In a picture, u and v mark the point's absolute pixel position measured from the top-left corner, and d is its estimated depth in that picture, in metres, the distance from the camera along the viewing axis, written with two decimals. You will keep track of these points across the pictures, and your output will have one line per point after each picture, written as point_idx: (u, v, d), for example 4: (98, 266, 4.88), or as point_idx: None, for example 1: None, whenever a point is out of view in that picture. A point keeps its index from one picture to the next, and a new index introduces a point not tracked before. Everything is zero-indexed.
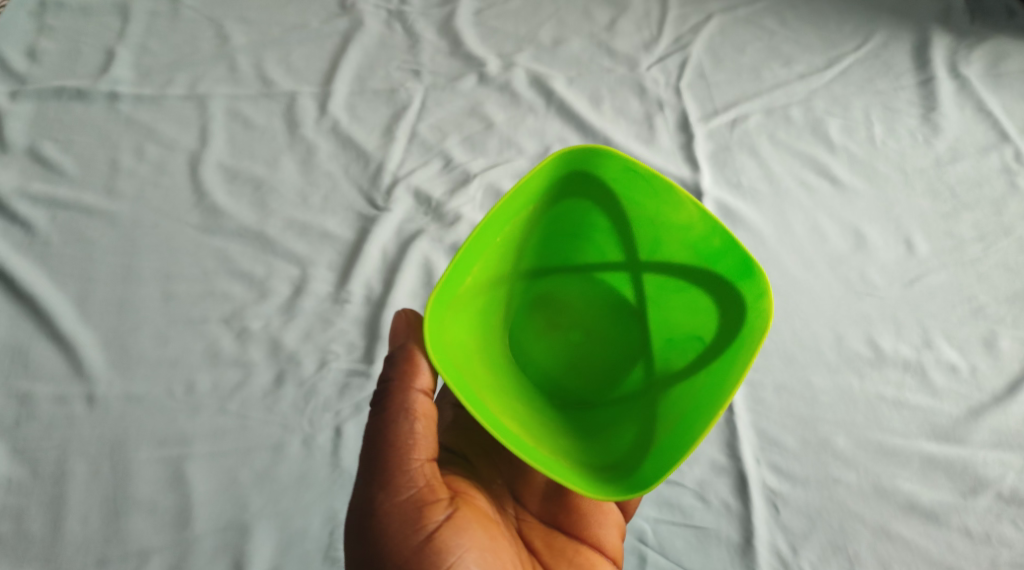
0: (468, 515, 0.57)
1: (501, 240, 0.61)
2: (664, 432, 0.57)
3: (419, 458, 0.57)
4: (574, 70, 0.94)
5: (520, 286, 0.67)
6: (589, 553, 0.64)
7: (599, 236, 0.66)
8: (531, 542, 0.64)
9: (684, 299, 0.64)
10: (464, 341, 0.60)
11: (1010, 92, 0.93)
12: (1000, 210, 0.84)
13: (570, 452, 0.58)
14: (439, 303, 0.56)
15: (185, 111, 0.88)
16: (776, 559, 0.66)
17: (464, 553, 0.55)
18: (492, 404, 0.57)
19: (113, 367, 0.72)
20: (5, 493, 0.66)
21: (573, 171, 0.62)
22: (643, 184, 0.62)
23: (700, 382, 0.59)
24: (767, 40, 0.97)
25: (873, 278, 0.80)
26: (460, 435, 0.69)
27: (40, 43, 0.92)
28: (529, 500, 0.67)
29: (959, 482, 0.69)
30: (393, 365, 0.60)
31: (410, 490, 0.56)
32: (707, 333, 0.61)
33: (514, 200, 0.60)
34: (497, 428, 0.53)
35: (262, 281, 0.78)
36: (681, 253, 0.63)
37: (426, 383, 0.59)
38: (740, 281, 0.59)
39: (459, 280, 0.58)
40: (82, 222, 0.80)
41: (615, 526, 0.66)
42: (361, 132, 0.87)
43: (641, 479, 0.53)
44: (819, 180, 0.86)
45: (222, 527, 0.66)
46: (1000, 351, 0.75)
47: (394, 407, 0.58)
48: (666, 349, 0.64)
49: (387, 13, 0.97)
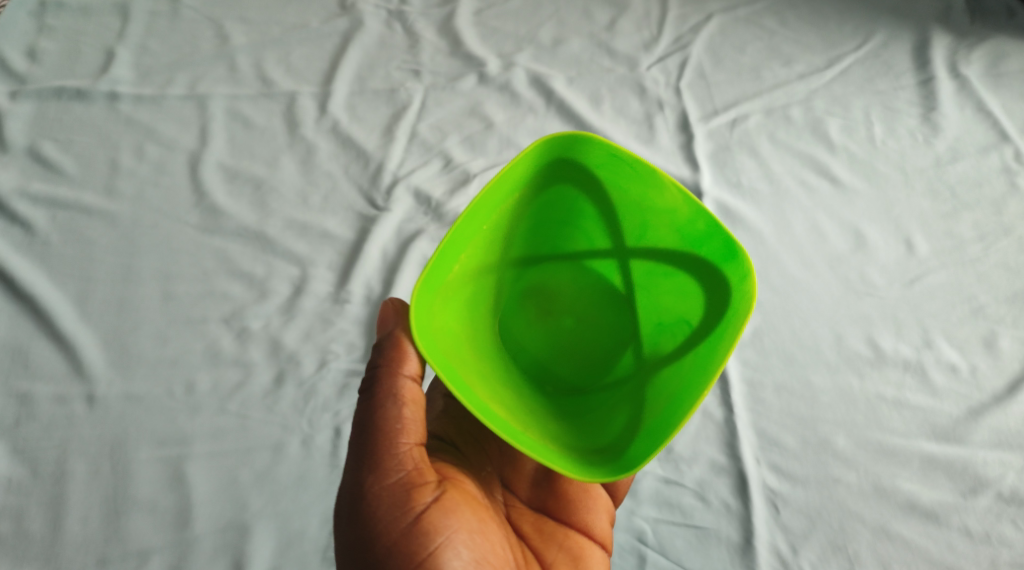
0: (457, 497, 0.57)
1: (489, 228, 0.61)
2: (654, 414, 0.57)
3: (408, 442, 0.57)
4: (575, 70, 0.94)
5: (510, 275, 0.67)
6: (578, 537, 0.64)
7: (587, 223, 0.66)
8: (521, 527, 0.64)
9: (672, 284, 0.64)
10: (454, 328, 0.60)
11: (1010, 92, 0.93)
12: (1000, 209, 0.84)
13: (560, 437, 0.58)
14: (428, 290, 0.55)
15: (185, 111, 0.88)
16: (776, 559, 0.66)
17: (453, 534, 0.54)
18: (482, 390, 0.56)
19: (113, 367, 0.72)
20: (5, 492, 0.66)
21: (560, 157, 0.62)
22: (628, 169, 0.62)
23: (688, 363, 0.59)
24: (767, 40, 0.97)
25: (873, 278, 0.80)
26: (449, 423, 0.69)
27: (40, 43, 0.92)
28: (519, 486, 0.67)
29: (959, 482, 0.69)
30: (381, 352, 0.60)
31: (399, 473, 0.56)
32: (695, 316, 0.61)
33: (502, 186, 0.60)
34: (486, 413, 0.52)
35: (262, 281, 0.78)
36: (667, 238, 0.63)
37: (415, 369, 0.59)
38: (725, 264, 0.59)
39: (447, 267, 0.58)
40: (82, 222, 0.80)
41: (605, 511, 0.66)
42: (361, 132, 0.87)
43: (630, 459, 0.53)
44: (819, 180, 0.86)
45: (222, 527, 0.66)
46: (1000, 351, 0.75)
47: (383, 393, 0.58)
48: (655, 334, 0.64)
49: (387, 13, 0.97)
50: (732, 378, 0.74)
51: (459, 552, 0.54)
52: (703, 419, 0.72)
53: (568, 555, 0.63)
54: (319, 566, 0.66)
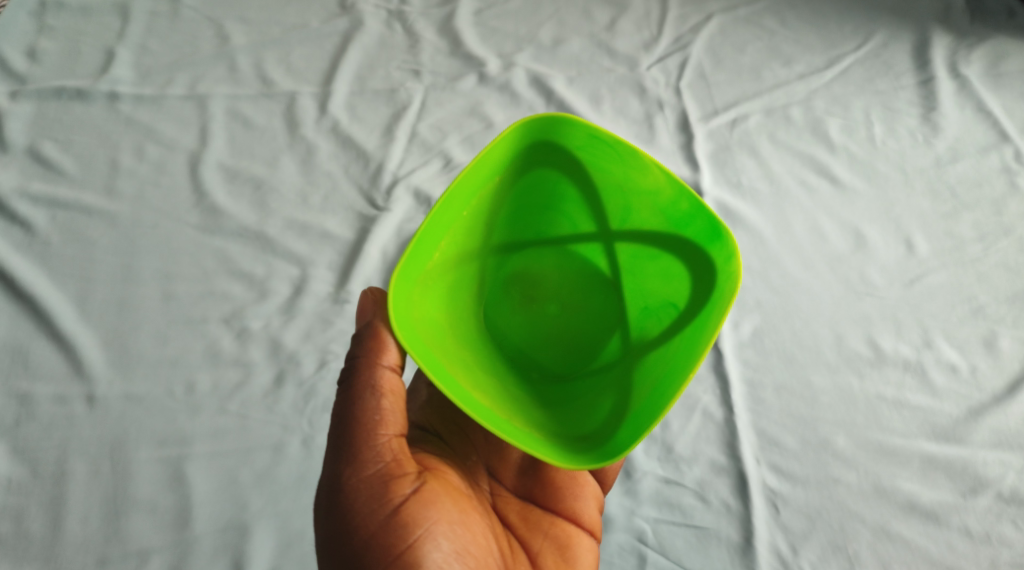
0: (437, 488, 0.57)
1: (469, 213, 0.61)
2: (638, 400, 0.57)
3: (387, 433, 0.57)
4: (574, 70, 0.94)
5: (493, 262, 0.67)
6: (565, 525, 0.65)
7: (570, 207, 0.67)
8: (507, 516, 0.64)
9: (658, 267, 0.64)
10: (435, 317, 0.60)
11: (1009, 91, 0.93)
12: (1000, 209, 0.84)
13: (544, 425, 0.58)
14: (406, 278, 0.55)
15: (185, 111, 0.88)
16: (776, 559, 0.66)
17: (432, 526, 0.54)
18: (464, 379, 0.56)
19: (113, 368, 0.72)
20: (5, 492, 0.66)
21: (539, 140, 0.62)
22: (608, 150, 0.62)
23: (675, 347, 0.59)
24: (766, 40, 0.97)
25: (873, 278, 0.80)
26: (433, 412, 0.69)
27: (40, 43, 0.92)
28: (504, 475, 0.67)
29: (959, 482, 0.69)
30: (360, 342, 0.59)
31: (377, 465, 0.56)
32: (682, 299, 0.61)
33: (480, 171, 0.59)
34: (467, 401, 0.52)
35: (262, 281, 0.78)
36: (652, 220, 0.63)
37: (394, 360, 0.58)
38: (710, 245, 0.60)
39: (427, 254, 0.58)
40: (82, 223, 0.80)
41: (593, 498, 0.67)
42: (361, 132, 0.87)
43: (614, 446, 0.52)
44: (819, 180, 0.86)
45: (222, 527, 0.66)
46: (1000, 351, 0.75)
47: (361, 384, 0.57)
48: (642, 318, 0.65)
49: (387, 13, 0.97)
50: (732, 377, 0.74)
51: (439, 544, 0.54)
52: (703, 419, 0.72)
53: (554, 543, 0.64)
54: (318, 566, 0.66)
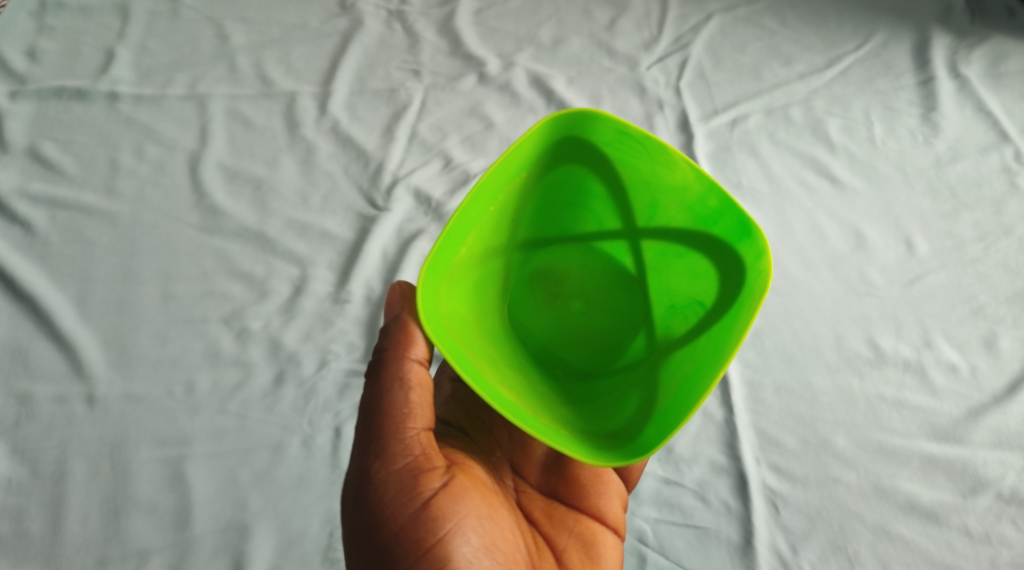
0: (466, 482, 0.57)
1: (495, 209, 0.61)
2: (665, 398, 0.57)
3: (415, 426, 0.57)
4: (574, 70, 0.94)
5: (518, 258, 0.67)
6: (590, 522, 0.65)
7: (596, 204, 0.67)
8: (532, 513, 0.64)
9: (684, 265, 0.64)
10: (461, 312, 0.60)
11: (1010, 91, 0.93)
12: (1000, 209, 0.84)
13: (570, 421, 0.58)
14: (434, 272, 0.55)
15: (185, 111, 0.88)
16: (776, 559, 0.66)
17: (462, 520, 0.54)
18: (491, 374, 0.56)
19: (113, 368, 0.72)
20: (5, 492, 0.66)
21: (568, 135, 0.62)
22: (636, 146, 0.62)
23: (702, 345, 0.59)
24: (766, 40, 0.97)
25: (873, 278, 0.80)
26: (457, 408, 0.69)
27: (39, 43, 0.92)
28: (529, 472, 0.67)
29: (959, 482, 0.69)
30: (387, 336, 0.60)
31: (406, 458, 0.56)
32: (708, 298, 0.61)
33: (507, 167, 0.60)
34: (494, 396, 0.52)
35: (261, 281, 0.78)
36: (679, 216, 0.63)
37: (421, 353, 0.59)
38: (739, 242, 0.59)
39: (454, 250, 0.58)
40: (81, 223, 0.80)
41: (617, 496, 0.66)
42: (361, 132, 0.87)
43: (642, 443, 0.53)
44: (819, 180, 0.86)
45: (222, 527, 0.66)
46: (1000, 351, 0.75)
47: (389, 376, 0.57)
48: (668, 316, 0.65)
49: (387, 13, 0.97)
50: (733, 378, 0.74)
51: (469, 538, 0.54)
52: (704, 421, 0.72)
53: (579, 540, 0.64)
54: (319, 566, 0.66)
